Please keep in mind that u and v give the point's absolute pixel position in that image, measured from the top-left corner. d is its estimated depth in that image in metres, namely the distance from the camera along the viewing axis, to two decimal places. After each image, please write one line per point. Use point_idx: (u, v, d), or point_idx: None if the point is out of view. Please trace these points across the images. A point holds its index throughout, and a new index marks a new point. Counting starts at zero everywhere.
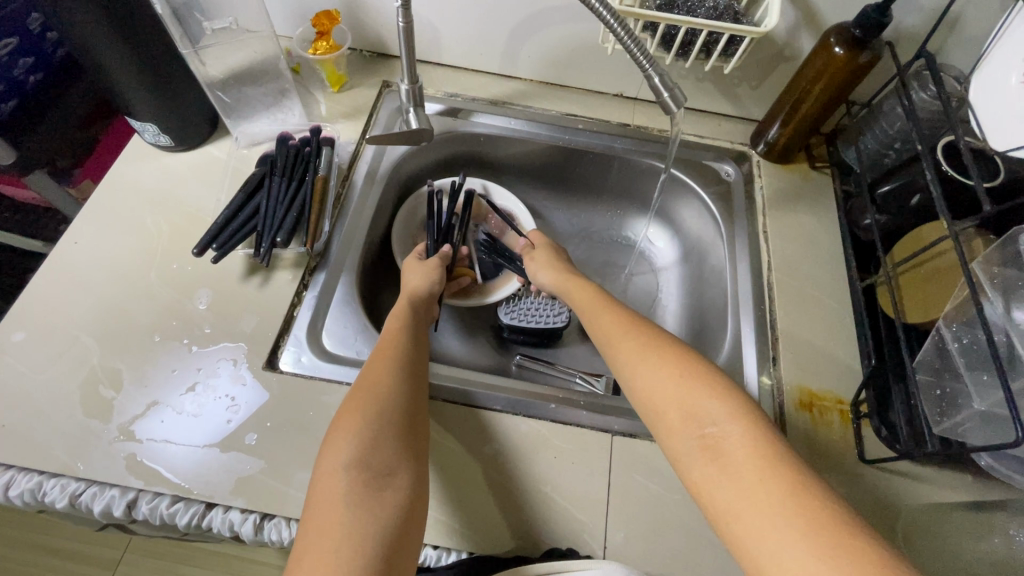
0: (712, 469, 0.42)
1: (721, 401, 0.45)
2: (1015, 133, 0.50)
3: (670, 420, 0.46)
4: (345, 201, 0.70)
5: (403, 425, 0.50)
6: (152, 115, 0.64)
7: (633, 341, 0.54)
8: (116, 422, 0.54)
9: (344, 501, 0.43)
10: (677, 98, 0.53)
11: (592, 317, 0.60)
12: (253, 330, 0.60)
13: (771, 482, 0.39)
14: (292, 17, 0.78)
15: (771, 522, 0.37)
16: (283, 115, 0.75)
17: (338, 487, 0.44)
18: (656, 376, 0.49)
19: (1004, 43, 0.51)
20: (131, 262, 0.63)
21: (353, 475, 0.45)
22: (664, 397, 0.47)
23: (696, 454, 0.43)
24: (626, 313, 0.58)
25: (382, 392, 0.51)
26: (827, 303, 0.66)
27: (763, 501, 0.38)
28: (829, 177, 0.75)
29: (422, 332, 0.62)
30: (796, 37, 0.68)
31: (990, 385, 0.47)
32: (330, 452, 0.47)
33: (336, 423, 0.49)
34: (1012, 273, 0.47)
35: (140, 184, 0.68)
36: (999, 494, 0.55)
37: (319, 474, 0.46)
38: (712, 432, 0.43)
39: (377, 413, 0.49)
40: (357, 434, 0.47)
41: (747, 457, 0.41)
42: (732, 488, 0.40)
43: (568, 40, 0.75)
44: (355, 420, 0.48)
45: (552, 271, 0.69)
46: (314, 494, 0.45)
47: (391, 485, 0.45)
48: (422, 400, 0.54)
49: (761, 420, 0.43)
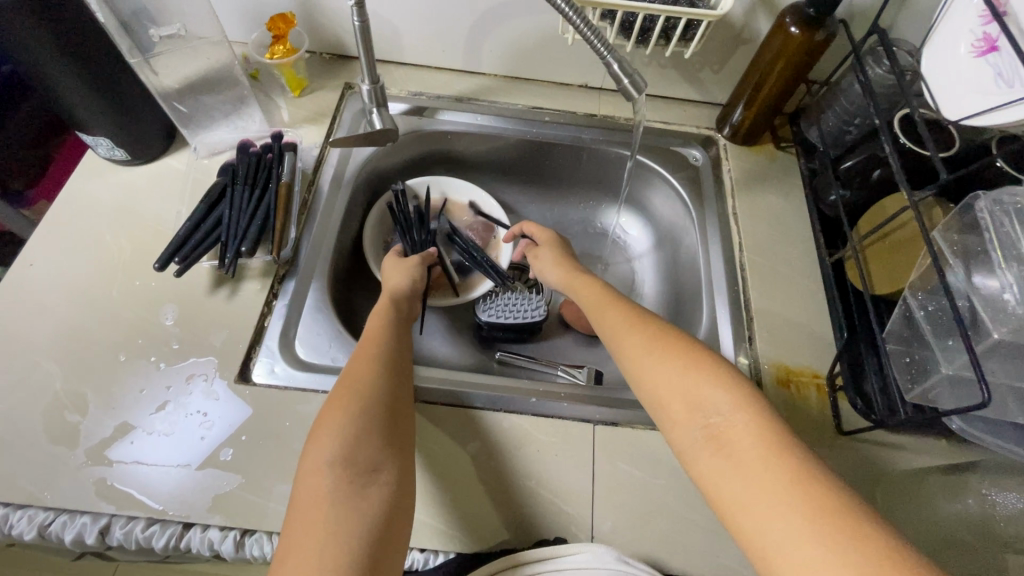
0: (717, 457, 0.42)
1: (727, 390, 0.45)
2: (967, 103, 0.51)
3: (674, 410, 0.46)
4: (312, 207, 0.69)
5: (388, 423, 0.49)
6: (105, 129, 0.62)
7: (635, 333, 0.53)
8: (83, 447, 0.53)
9: (329, 500, 0.42)
10: (638, 84, 0.53)
11: (594, 312, 0.60)
12: (224, 343, 0.59)
13: (777, 471, 0.39)
14: (246, 22, 0.76)
15: (774, 508, 0.37)
16: (244, 123, 0.73)
17: (322, 483, 0.43)
18: (661, 368, 0.49)
19: (952, 15, 0.52)
20: (92, 281, 0.61)
21: (338, 472, 0.44)
22: (668, 388, 0.47)
23: (701, 445, 0.43)
24: (629, 304, 0.58)
25: (364, 389, 0.50)
26: (799, 281, 0.67)
27: (767, 487, 0.38)
28: (794, 157, 0.76)
29: (407, 332, 0.61)
30: (753, 19, 0.69)
31: (955, 349, 0.48)
32: (314, 448, 0.46)
33: (320, 418, 0.48)
34: (971, 239, 0.48)
35: (97, 200, 0.66)
36: (971, 456, 0.56)
37: (303, 470, 0.45)
38: (716, 422, 0.43)
39: (363, 409, 0.48)
40: (342, 430, 0.46)
41: (752, 445, 0.41)
42: (736, 476, 0.40)
43: (528, 33, 0.75)
44: (340, 416, 0.48)
45: (560, 269, 0.68)
46: (298, 492, 0.44)
47: (375, 483, 0.44)
48: (407, 398, 0.53)
49: (767, 409, 0.44)
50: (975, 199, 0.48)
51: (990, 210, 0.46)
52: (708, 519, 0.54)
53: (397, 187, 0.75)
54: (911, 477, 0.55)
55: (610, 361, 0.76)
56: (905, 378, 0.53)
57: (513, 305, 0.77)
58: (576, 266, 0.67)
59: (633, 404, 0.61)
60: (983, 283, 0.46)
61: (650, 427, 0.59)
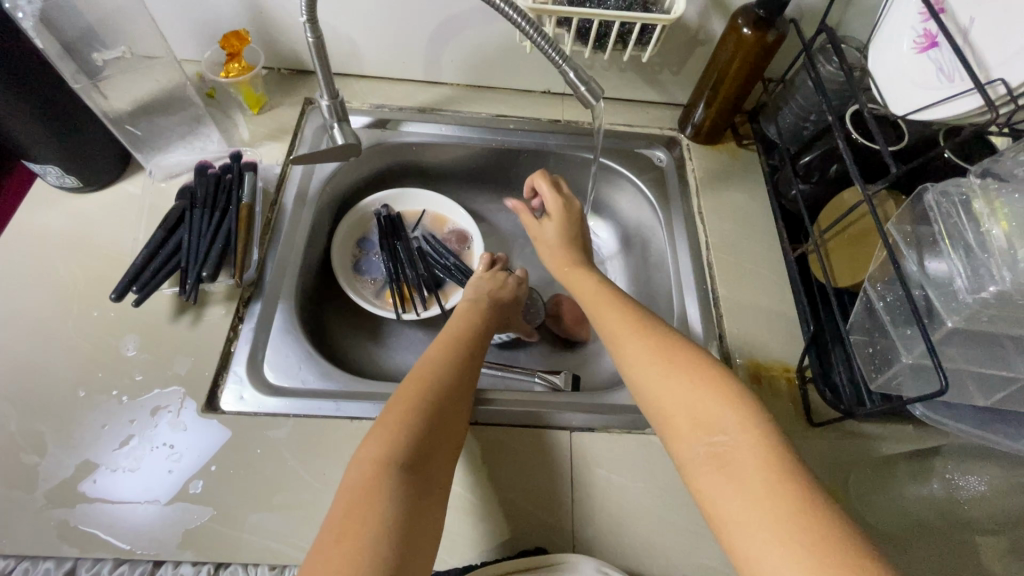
0: (718, 476, 0.41)
1: (734, 410, 0.44)
2: (910, 99, 0.53)
3: (678, 425, 0.46)
4: (275, 226, 0.67)
5: (443, 427, 0.49)
6: (53, 156, 0.59)
7: (640, 341, 0.52)
8: (43, 489, 0.51)
9: (385, 502, 0.42)
10: (594, 91, 0.53)
11: (594, 315, 0.59)
12: (188, 372, 0.57)
13: (778, 499, 0.38)
14: (199, 40, 0.74)
15: (773, 536, 0.37)
16: (201, 144, 0.72)
17: (381, 482, 0.43)
18: (666, 382, 0.48)
19: (894, 15, 0.55)
20: (45, 316, 0.59)
21: (400, 473, 0.44)
22: (675, 402, 0.47)
23: (702, 462, 0.43)
24: (633, 307, 0.57)
25: (421, 389, 0.51)
26: (767, 276, 0.68)
27: (770, 516, 0.38)
28: (755, 154, 0.78)
29: (484, 341, 0.62)
30: (707, 21, 0.70)
31: (913, 337, 0.49)
32: (371, 445, 0.46)
33: (379, 418, 0.49)
34: (922, 230, 0.49)
35: (48, 231, 0.64)
36: (937, 439, 0.58)
37: (359, 463, 0.45)
38: (720, 441, 0.43)
39: (425, 411, 0.49)
40: (408, 431, 0.47)
41: (756, 467, 0.40)
42: (740, 498, 0.39)
43: (488, 42, 0.75)
44: (408, 418, 0.48)
45: (558, 256, 0.68)
46: (350, 483, 0.44)
47: (426, 493, 0.44)
48: (468, 407, 0.53)
49: (773, 431, 0.42)
50: (924, 190, 0.49)
51: (938, 202, 0.47)
52: (687, 519, 0.55)
53: (373, 208, 0.78)
54: (880, 464, 0.56)
55: (587, 365, 0.76)
56: (868, 367, 0.54)
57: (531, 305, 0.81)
58: (582, 257, 0.68)
59: (610, 407, 0.61)
60: (935, 269, 0.47)
61: (626, 430, 0.59)
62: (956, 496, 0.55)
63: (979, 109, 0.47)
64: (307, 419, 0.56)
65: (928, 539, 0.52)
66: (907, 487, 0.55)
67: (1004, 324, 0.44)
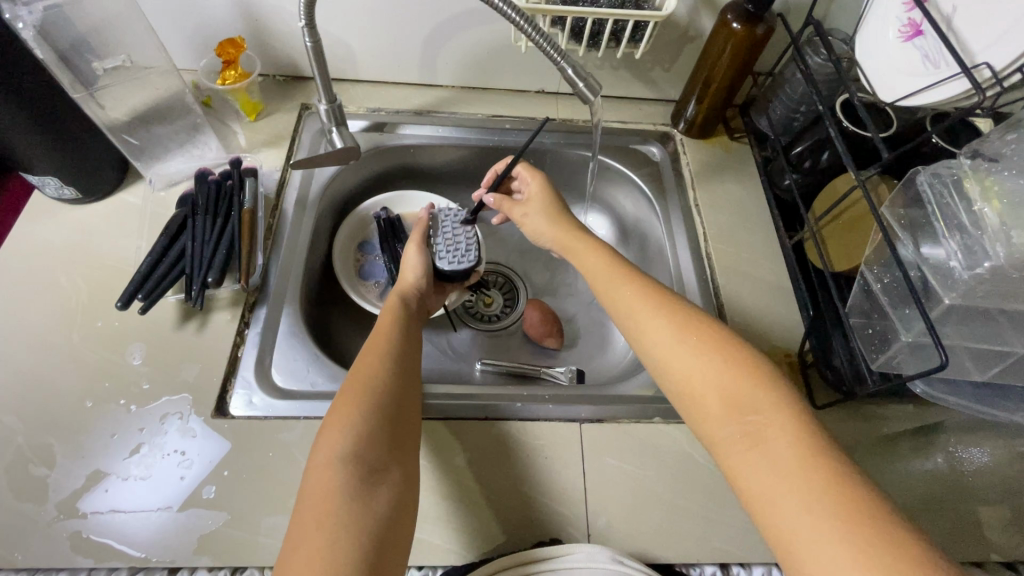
0: (750, 454, 0.42)
1: (766, 392, 0.45)
2: (900, 85, 0.54)
3: (707, 407, 0.46)
4: (277, 231, 0.67)
5: (399, 429, 0.50)
6: (51, 167, 0.59)
7: (664, 320, 0.52)
8: (53, 501, 0.50)
9: (340, 495, 0.43)
10: (593, 87, 0.54)
11: (605, 291, 0.57)
12: (196, 379, 0.57)
13: (813, 472, 0.39)
14: (194, 48, 0.75)
15: (806, 511, 0.38)
16: (199, 151, 0.72)
17: (333, 477, 0.44)
18: (692, 362, 0.48)
19: (878, 6, 0.57)
20: (49, 328, 0.58)
21: (349, 467, 0.45)
22: (705, 385, 0.47)
23: (735, 440, 0.43)
24: (650, 283, 0.56)
25: (374, 388, 0.51)
26: (764, 265, 0.69)
27: (803, 492, 0.38)
28: (747, 146, 0.79)
29: (417, 330, 0.62)
30: (696, 17, 0.71)
31: (912, 316, 0.50)
32: (325, 441, 0.47)
33: (329, 412, 0.49)
34: (915, 213, 0.51)
35: (48, 243, 0.63)
36: (936, 417, 0.59)
37: (314, 465, 0.46)
38: (754, 420, 0.43)
39: (370, 403, 0.49)
40: (353, 425, 0.47)
41: (790, 447, 0.41)
42: (772, 472, 0.40)
43: (482, 43, 0.76)
44: (349, 412, 0.48)
45: (555, 227, 0.65)
46: (309, 483, 0.45)
47: (384, 481, 0.45)
48: (415, 395, 0.54)
49: (806, 412, 0.44)
50: (915, 174, 0.50)
51: (930, 183, 0.48)
52: (697, 504, 0.56)
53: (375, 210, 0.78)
54: (883, 442, 0.57)
55: (590, 359, 0.77)
56: (869, 348, 0.55)
57: (441, 252, 0.70)
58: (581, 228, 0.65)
59: (618, 399, 0.62)
60: (931, 252, 0.48)
61: (635, 420, 0.60)
62: (958, 470, 0.56)
63: (966, 93, 0.48)
64: (317, 421, 0.56)
65: (930, 513, 0.54)
66: (911, 463, 0.56)
67: (997, 299, 0.45)
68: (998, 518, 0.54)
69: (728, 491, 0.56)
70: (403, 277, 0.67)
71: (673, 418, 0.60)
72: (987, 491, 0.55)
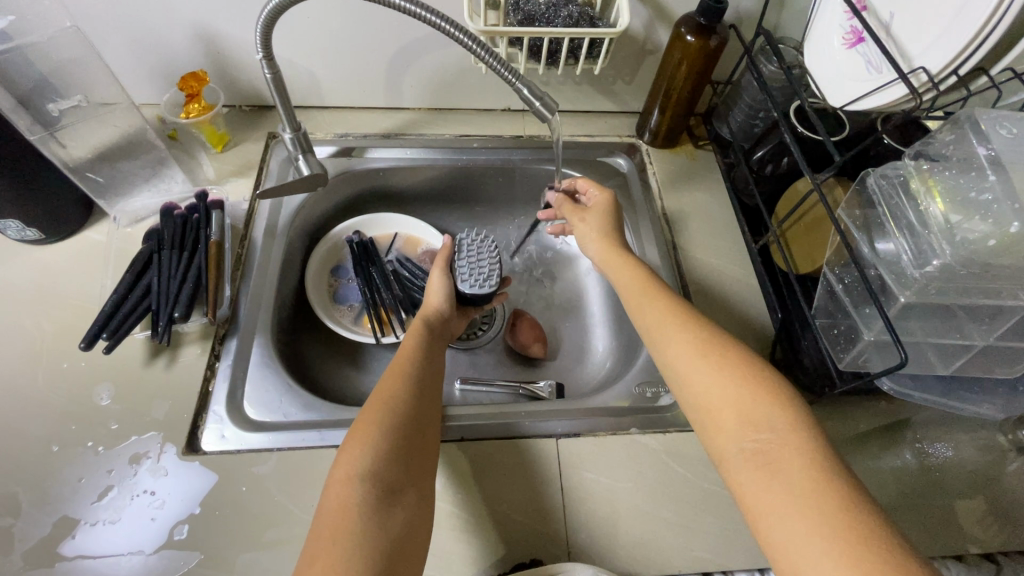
0: (762, 470, 0.42)
1: (781, 408, 0.45)
2: (848, 90, 0.56)
3: (722, 420, 0.46)
4: (246, 261, 0.67)
5: (417, 455, 0.49)
6: (12, 211, 0.59)
7: (687, 336, 0.52)
8: (20, 550, 0.49)
9: (356, 518, 0.43)
10: (549, 105, 0.55)
11: (634, 303, 0.58)
12: (166, 416, 0.56)
13: (820, 492, 0.39)
14: (157, 83, 0.75)
15: (812, 527, 0.38)
16: (165, 185, 0.71)
17: (349, 498, 0.44)
18: (711, 376, 0.48)
19: (822, 15, 0.59)
20: (14, 373, 0.57)
21: (364, 490, 0.44)
22: (721, 397, 0.47)
23: (745, 456, 0.43)
24: (672, 299, 0.57)
25: (396, 411, 0.51)
26: (733, 270, 0.70)
27: (811, 507, 0.38)
28: (711, 154, 0.81)
29: (438, 352, 0.62)
30: (653, 31, 0.73)
31: (873, 315, 0.51)
32: (344, 459, 0.47)
33: (352, 429, 0.49)
34: (870, 214, 0.52)
35: (13, 286, 0.62)
36: (906, 412, 0.60)
37: (333, 481, 0.46)
38: (767, 438, 0.43)
39: (393, 424, 0.49)
40: (373, 445, 0.47)
41: (799, 464, 0.41)
42: (782, 490, 0.40)
43: (445, 65, 0.77)
44: (370, 432, 0.48)
45: (598, 247, 0.65)
46: (325, 501, 0.45)
47: (400, 505, 0.45)
48: (436, 420, 0.54)
49: (817, 434, 0.43)
50: (867, 175, 0.51)
51: (880, 183, 0.50)
52: (677, 514, 0.55)
53: (350, 235, 0.78)
54: (857, 439, 0.58)
55: (570, 371, 0.77)
56: (836, 347, 0.56)
57: (464, 272, 0.68)
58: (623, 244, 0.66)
59: (594, 411, 0.62)
60: (884, 249, 0.49)
61: (613, 433, 0.60)
62: (928, 464, 0.57)
63: (905, 97, 0.50)
64: (291, 452, 0.55)
65: (905, 509, 0.54)
66: (882, 460, 0.57)
67: (954, 296, 0.46)
68: (972, 511, 0.55)
69: (707, 498, 0.57)
70: (427, 302, 0.68)
71: (650, 428, 0.61)
72: (958, 484, 0.56)
